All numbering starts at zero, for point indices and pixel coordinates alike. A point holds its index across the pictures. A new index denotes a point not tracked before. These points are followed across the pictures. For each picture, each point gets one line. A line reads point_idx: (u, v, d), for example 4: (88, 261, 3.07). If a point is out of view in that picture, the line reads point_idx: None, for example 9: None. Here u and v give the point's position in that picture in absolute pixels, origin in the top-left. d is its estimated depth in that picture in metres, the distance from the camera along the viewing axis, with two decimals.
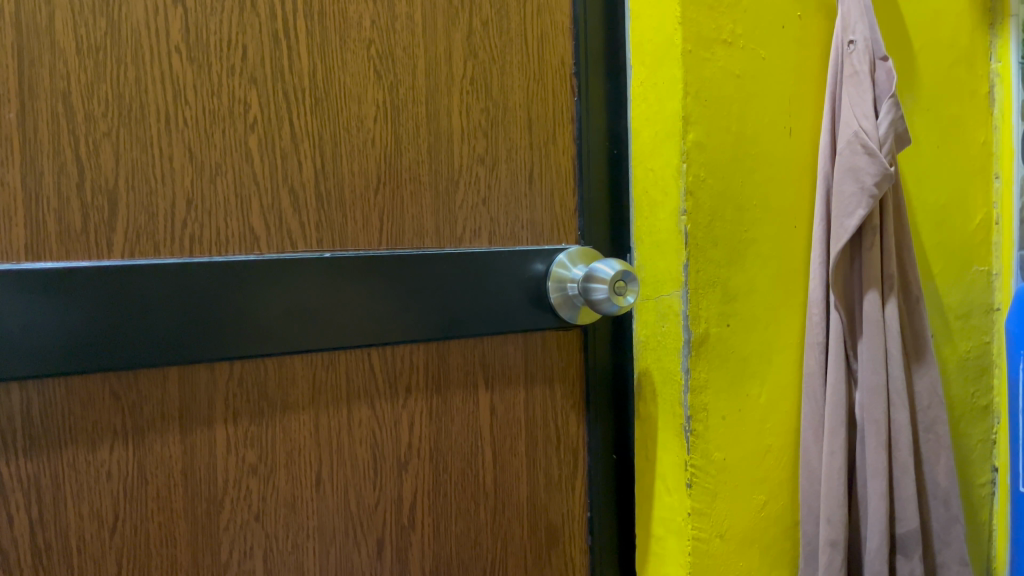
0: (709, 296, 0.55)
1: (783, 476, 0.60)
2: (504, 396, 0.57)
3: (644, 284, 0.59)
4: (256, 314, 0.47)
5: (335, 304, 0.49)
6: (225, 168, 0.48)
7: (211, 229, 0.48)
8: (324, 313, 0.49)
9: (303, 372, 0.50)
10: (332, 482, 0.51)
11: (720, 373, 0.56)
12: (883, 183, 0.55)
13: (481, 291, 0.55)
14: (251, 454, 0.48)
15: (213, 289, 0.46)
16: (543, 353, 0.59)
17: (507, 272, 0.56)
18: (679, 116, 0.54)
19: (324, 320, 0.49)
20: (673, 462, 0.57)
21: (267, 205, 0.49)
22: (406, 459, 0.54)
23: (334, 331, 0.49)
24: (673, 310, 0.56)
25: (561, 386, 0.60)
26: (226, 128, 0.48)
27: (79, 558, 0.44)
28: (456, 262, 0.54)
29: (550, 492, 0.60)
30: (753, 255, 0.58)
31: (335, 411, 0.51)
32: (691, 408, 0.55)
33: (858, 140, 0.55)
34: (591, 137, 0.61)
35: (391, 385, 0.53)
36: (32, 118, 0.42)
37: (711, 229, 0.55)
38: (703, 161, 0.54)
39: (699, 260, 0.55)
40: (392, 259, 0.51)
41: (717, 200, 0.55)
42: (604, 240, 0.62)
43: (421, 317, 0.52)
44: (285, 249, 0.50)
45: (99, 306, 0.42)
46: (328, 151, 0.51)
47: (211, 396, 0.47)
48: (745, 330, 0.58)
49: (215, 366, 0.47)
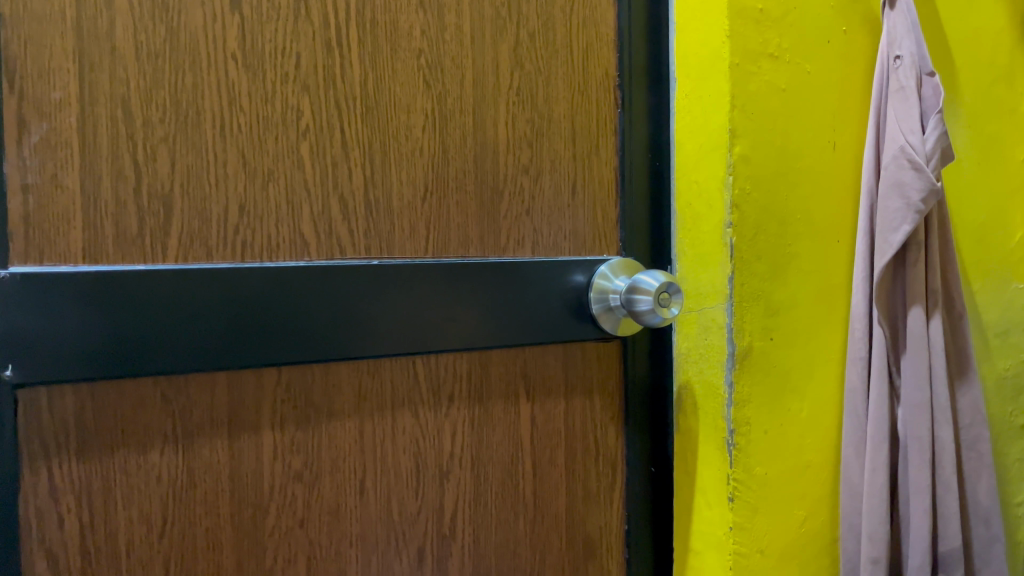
0: (753, 310, 0.55)
1: (822, 492, 0.60)
2: (544, 408, 0.57)
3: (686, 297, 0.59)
4: (305, 320, 0.47)
5: (383, 311, 0.50)
6: (277, 174, 0.48)
7: (262, 234, 0.48)
8: (372, 320, 0.49)
9: (348, 380, 0.50)
10: (375, 490, 0.51)
11: (763, 386, 0.56)
12: (929, 199, 0.54)
13: (525, 301, 0.55)
14: (297, 460, 0.48)
15: (263, 294, 0.46)
16: (583, 364, 0.59)
17: (550, 282, 0.56)
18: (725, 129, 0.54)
19: (371, 327, 0.49)
20: (714, 475, 0.56)
21: (317, 211, 0.49)
22: (447, 468, 0.54)
23: (382, 337, 0.49)
24: (717, 322, 0.56)
25: (600, 398, 0.60)
26: (279, 135, 0.48)
27: (127, 561, 0.44)
28: (502, 272, 0.54)
29: (588, 504, 0.59)
30: (796, 269, 0.58)
31: (380, 418, 0.51)
32: (734, 422, 0.55)
33: (904, 155, 0.55)
34: (635, 148, 0.61)
35: (434, 393, 0.53)
36: (90, 122, 0.43)
37: (755, 242, 0.55)
38: (747, 175, 0.55)
39: (743, 273, 0.55)
40: (438, 267, 0.51)
41: (761, 214, 0.55)
42: (645, 252, 0.62)
43: (466, 325, 0.52)
44: (333, 256, 0.50)
45: (152, 311, 0.43)
46: (377, 160, 0.51)
47: (259, 402, 0.47)
48: (787, 345, 0.57)
49: (264, 372, 0.47)
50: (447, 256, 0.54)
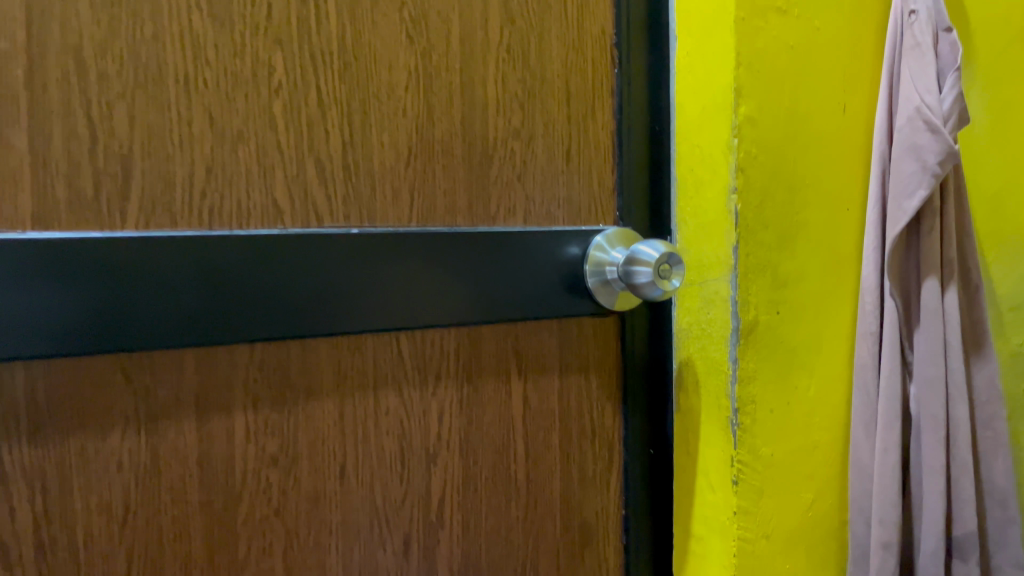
0: (759, 281, 0.52)
1: (830, 473, 0.57)
2: (539, 386, 0.54)
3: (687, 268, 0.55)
4: (289, 292, 0.43)
5: (367, 286, 0.46)
6: (248, 135, 0.44)
7: (231, 200, 0.44)
8: (360, 295, 0.46)
9: (327, 357, 0.47)
10: (357, 475, 0.48)
11: (769, 363, 0.53)
12: (947, 162, 0.51)
13: (517, 273, 0.51)
14: (272, 444, 0.45)
15: (241, 265, 0.42)
16: (579, 340, 0.56)
17: (543, 253, 0.53)
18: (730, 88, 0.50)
19: (357, 302, 0.46)
20: (717, 457, 0.53)
21: (292, 175, 0.46)
22: (435, 451, 0.50)
23: (370, 312, 0.46)
24: (721, 295, 0.52)
25: (597, 376, 0.56)
26: (249, 92, 0.44)
27: (86, 554, 0.41)
28: (492, 241, 0.50)
29: (585, 488, 0.56)
30: (804, 238, 0.54)
31: (361, 398, 0.48)
32: (739, 400, 0.52)
33: (920, 116, 0.52)
34: (633, 111, 0.58)
35: (420, 371, 0.50)
36: (39, 75, 0.39)
37: (761, 209, 0.52)
38: (754, 137, 0.51)
39: (749, 243, 0.51)
40: (422, 235, 0.48)
41: (768, 179, 0.52)
42: (643, 222, 0.59)
43: (453, 298, 0.49)
44: (310, 224, 0.46)
45: (118, 282, 0.39)
46: (356, 120, 0.47)
47: (230, 381, 0.44)
48: (795, 319, 0.54)
49: (235, 349, 0.44)
50: (433, 225, 0.50)
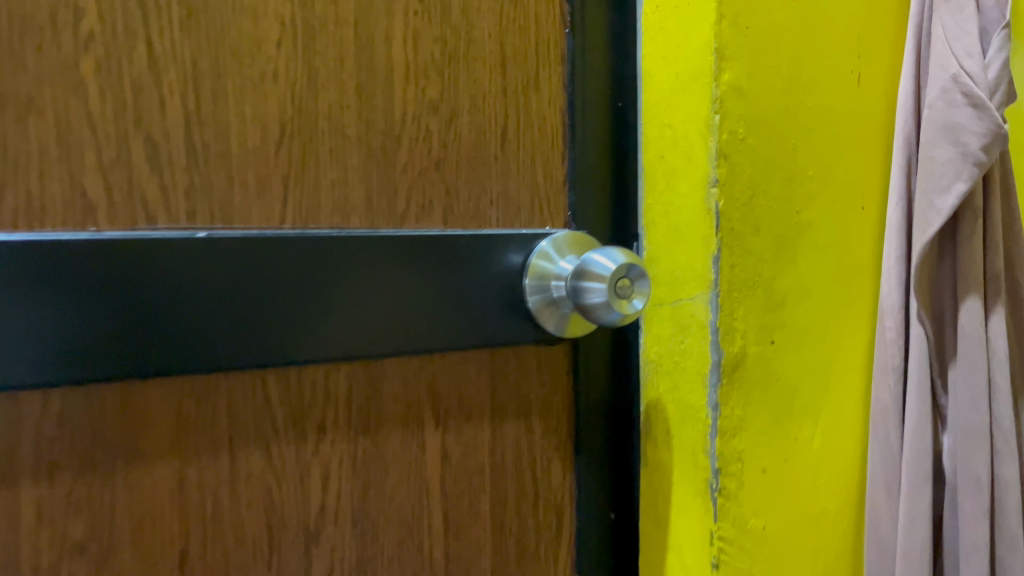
0: (748, 302, 0.40)
1: (835, 545, 0.45)
2: (461, 437, 0.41)
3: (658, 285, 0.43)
4: (192, 320, 0.32)
5: (311, 309, 0.35)
6: (42, 103, 0.31)
7: (15, 192, 0.31)
8: (310, 321, 0.35)
9: (159, 406, 0.34)
10: (204, 563, 0.35)
11: (761, 409, 0.41)
12: (994, 146, 0.39)
13: (432, 292, 0.38)
14: (77, 531, 0.32)
15: (181, 279, 0.31)
16: (518, 378, 0.43)
17: (470, 264, 0.40)
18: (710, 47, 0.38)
19: (303, 331, 0.35)
20: (692, 531, 0.40)
21: (110, 160, 0.33)
22: (318, 528, 0.38)
23: (250, 346, 0.33)
24: (696, 320, 0.40)
25: (541, 423, 0.44)
26: (44, 42, 0.31)
27: None
28: (397, 249, 0.37)
29: (524, 565, 0.44)
30: (808, 246, 0.42)
31: (211, 460, 0.35)
32: (719, 459, 0.39)
33: (958, 85, 0.40)
34: (590, 83, 0.45)
35: (296, 422, 0.37)
36: None
37: (751, 208, 0.40)
38: (741, 113, 0.39)
39: (733, 251, 0.39)
40: (300, 240, 0.35)
41: (760, 168, 0.40)
42: (603, 225, 0.46)
43: (344, 326, 0.36)
44: (135, 227, 0.34)
45: (24, 285, 0.28)
46: (206, 86, 0.35)
47: (11, 448, 0.31)
48: (795, 350, 0.42)
49: (17, 400, 0.31)
50: (314, 227, 0.37)
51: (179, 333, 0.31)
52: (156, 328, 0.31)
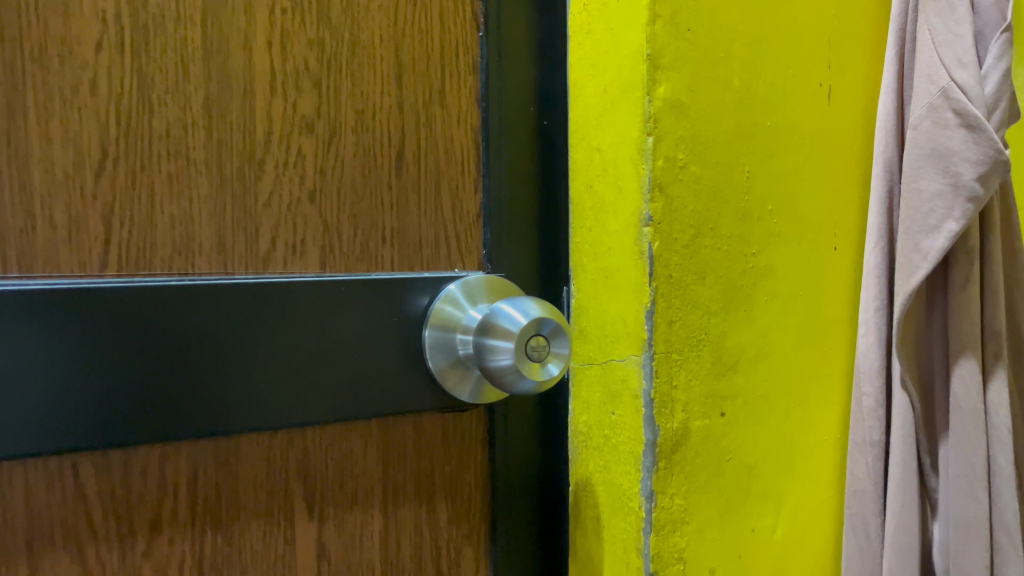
0: (692, 366, 0.32)
1: None
2: (345, 536, 0.30)
3: (588, 340, 0.36)
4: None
5: (263, 365, 0.26)
6: None
7: None
8: (262, 382, 0.26)
9: None
10: None
11: (709, 497, 0.33)
12: (992, 175, 0.32)
13: (321, 349, 0.27)
14: None
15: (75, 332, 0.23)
16: (420, 448, 0.32)
17: (369, 313, 0.29)
18: (643, 52, 0.30)
19: (265, 392, 0.26)
20: None
21: None
22: None
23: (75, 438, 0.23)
24: (629, 387, 0.32)
25: (449, 508, 0.33)
26: None
27: None
28: (248, 301, 0.26)
29: None
30: (765, 295, 0.35)
31: None
32: (654, 563, 0.31)
33: (948, 102, 0.33)
34: (511, 93, 0.36)
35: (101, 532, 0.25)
36: None
37: (693, 250, 0.32)
38: (680, 135, 0.32)
39: (671, 304, 0.32)
40: (112, 292, 0.23)
41: (704, 202, 0.32)
42: (529, 273, 0.37)
43: (205, 399, 0.25)
44: None
45: None
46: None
47: None
48: (751, 422, 0.34)
49: None
50: (141, 276, 0.26)
51: (180, 390, 0.24)
52: (145, 386, 0.24)
